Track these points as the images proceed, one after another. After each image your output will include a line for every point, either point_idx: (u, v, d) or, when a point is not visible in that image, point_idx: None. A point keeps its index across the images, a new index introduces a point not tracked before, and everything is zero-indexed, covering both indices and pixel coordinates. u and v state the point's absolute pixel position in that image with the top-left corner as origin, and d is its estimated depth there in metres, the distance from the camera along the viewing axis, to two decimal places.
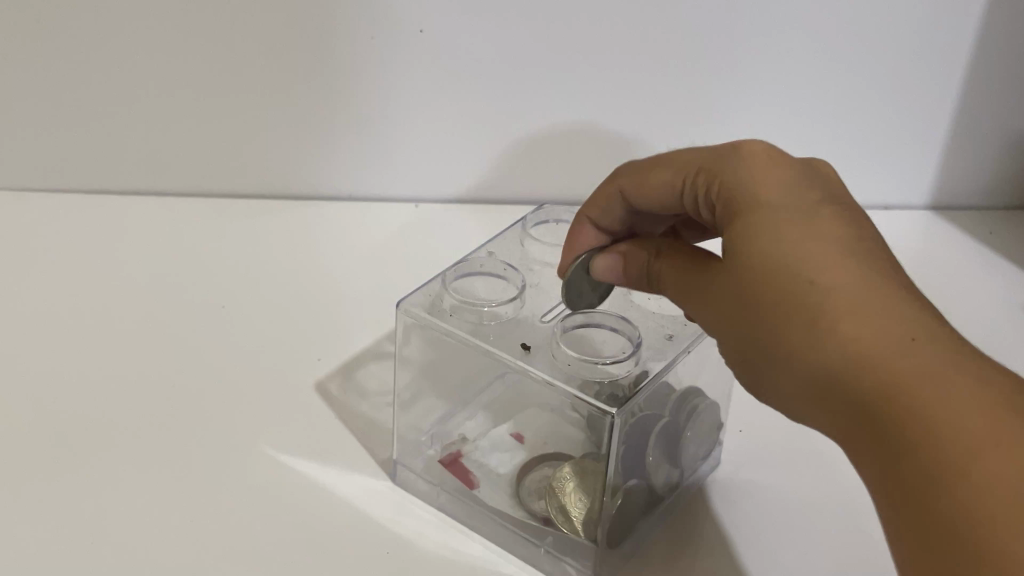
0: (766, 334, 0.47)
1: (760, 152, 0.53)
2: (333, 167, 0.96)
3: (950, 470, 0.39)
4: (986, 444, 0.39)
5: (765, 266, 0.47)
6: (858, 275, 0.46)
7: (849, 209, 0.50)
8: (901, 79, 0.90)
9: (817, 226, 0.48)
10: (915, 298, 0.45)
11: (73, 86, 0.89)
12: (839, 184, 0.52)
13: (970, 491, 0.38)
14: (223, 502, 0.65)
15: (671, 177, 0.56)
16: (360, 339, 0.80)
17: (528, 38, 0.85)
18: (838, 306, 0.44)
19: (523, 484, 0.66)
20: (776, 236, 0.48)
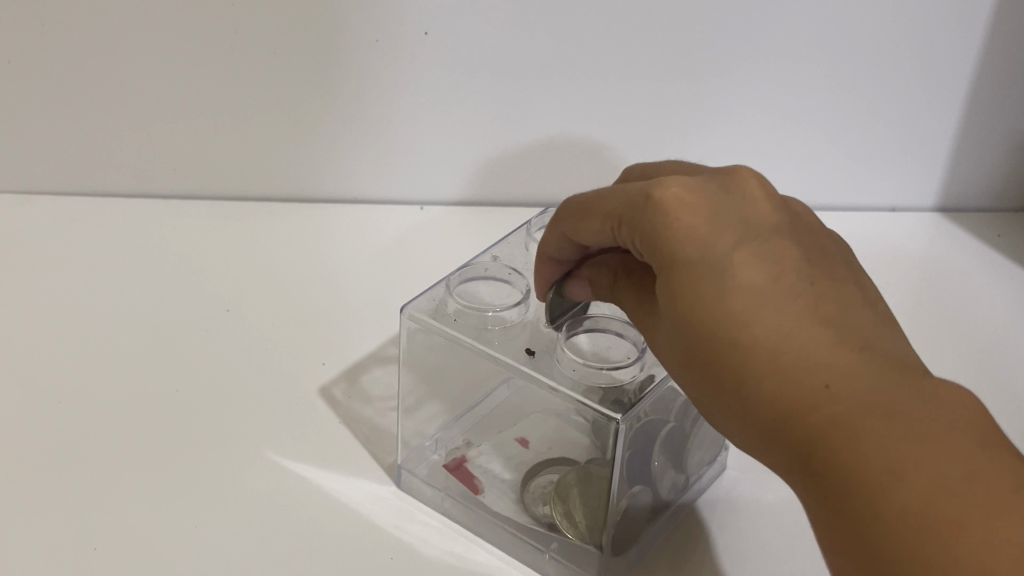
0: (706, 396, 0.49)
1: (669, 190, 0.51)
2: (343, 169, 0.99)
3: (860, 522, 0.40)
4: (885, 491, 0.40)
5: (685, 329, 0.49)
6: (765, 323, 0.46)
7: (761, 232, 0.50)
8: (894, 77, 0.94)
9: (724, 272, 0.48)
10: (823, 329, 0.46)
11: (90, 87, 0.92)
12: (756, 195, 0.52)
13: (880, 542, 0.39)
14: (229, 504, 0.67)
15: (601, 225, 0.56)
16: (366, 342, 0.83)
17: (533, 40, 0.89)
18: (749, 367, 0.46)
19: (528, 488, 0.66)
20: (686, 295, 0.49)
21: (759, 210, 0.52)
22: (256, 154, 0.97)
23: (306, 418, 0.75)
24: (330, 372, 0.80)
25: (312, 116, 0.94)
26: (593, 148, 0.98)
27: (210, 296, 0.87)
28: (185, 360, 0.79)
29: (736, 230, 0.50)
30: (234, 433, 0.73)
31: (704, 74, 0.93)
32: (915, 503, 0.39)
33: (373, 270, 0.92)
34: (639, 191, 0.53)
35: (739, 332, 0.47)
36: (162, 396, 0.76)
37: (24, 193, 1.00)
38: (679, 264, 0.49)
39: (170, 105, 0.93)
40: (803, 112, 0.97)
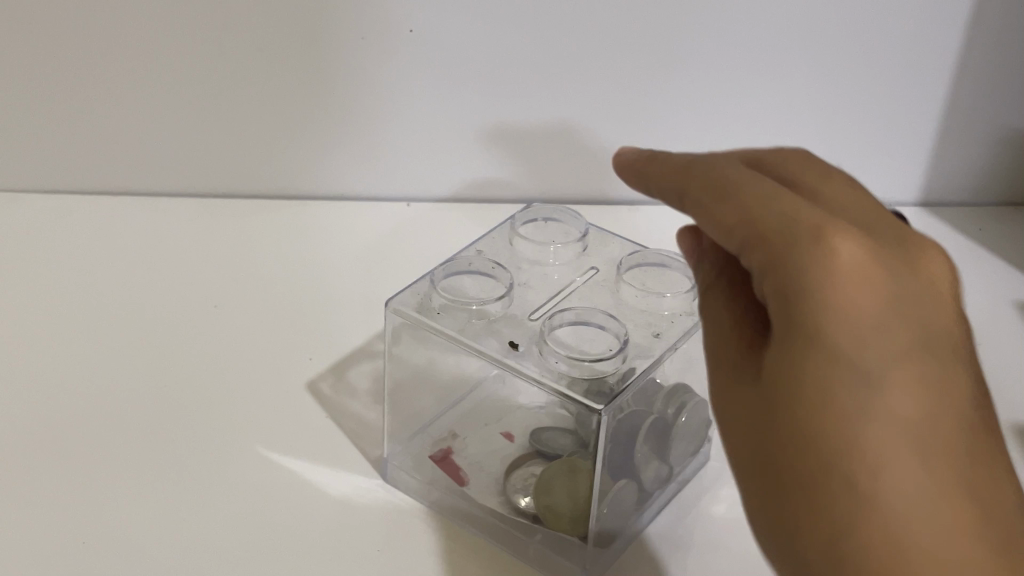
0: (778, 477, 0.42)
1: (845, 249, 0.40)
2: (330, 167, 1.00)
3: None
4: None
5: (801, 415, 0.40)
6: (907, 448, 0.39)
7: (936, 358, 0.41)
8: (878, 73, 0.95)
9: (883, 386, 0.39)
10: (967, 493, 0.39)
11: (77, 85, 0.93)
12: (939, 330, 0.42)
13: None
14: (216, 498, 0.68)
15: (734, 237, 0.45)
16: (352, 338, 0.84)
17: (516, 41, 0.90)
18: (861, 491, 0.39)
19: (509, 481, 0.67)
20: (818, 387, 0.40)
21: (939, 313, 0.43)
22: (243, 152, 0.98)
23: (294, 413, 0.76)
24: (318, 367, 0.80)
25: (300, 113, 0.95)
26: (578, 143, 0.99)
27: (198, 292, 0.87)
28: (174, 357, 0.80)
29: (910, 333, 0.40)
30: (220, 426, 0.74)
31: (689, 71, 0.94)
32: None
33: (360, 266, 0.93)
34: (807, 221, 0.42)
35: (865, 447, 0.39)
36: (149, 391, 0.76)
37: (13, 192, 1.01)
38: (816, 336, 0.40)
39: (160, 103, 0.94)
40: (787, 108, 0.97)
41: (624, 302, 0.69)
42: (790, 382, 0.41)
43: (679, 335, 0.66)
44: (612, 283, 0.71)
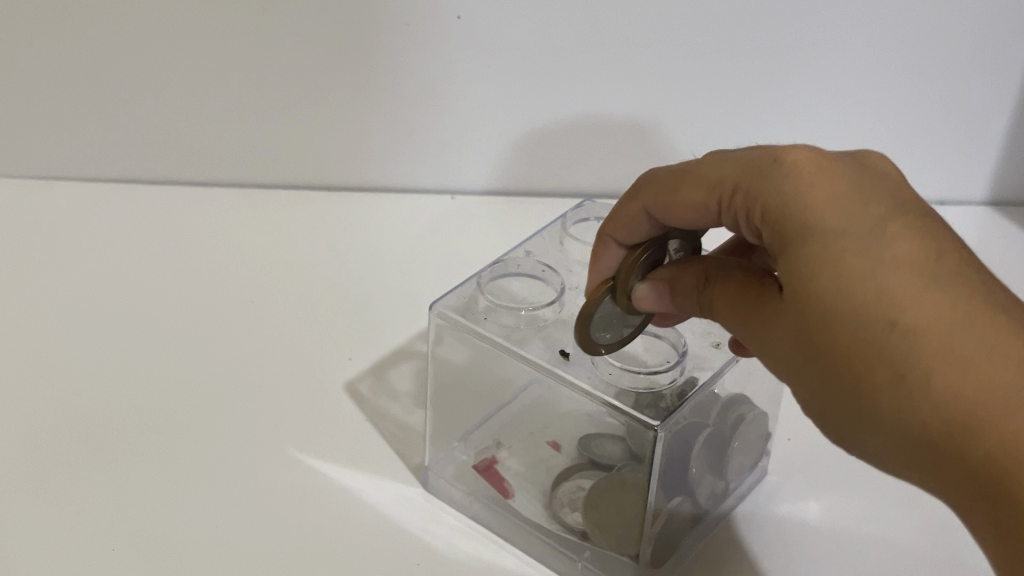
0: (860, 422, 0.43)
1: None
2: (372, 154, 0.97)
3: (892, 407, 0.42)
4: (871, 386, 0.42)
5: (920, 418, 0.41)
6: (929, 394, 0.41)
7: (944, 416, 0.40)
8: (946, 62, 0.91)
9: (923, 381, 0.41)
10: (894, 387, 0.41)
11: (111, 62, 0.90)
12: (958, 412, 0.40)
13: (876, 404, 0.42)
14: (251, 501, 0.65)
15: None
16: (394, 335, 0.81)
17: (568, 31, 0.87)
18: (893, 387, 0.41)
19: (556, 494, 0.63)
20: (906, 396, 0.41)
21: None
22: (283, 137, 0.96)
23: (331, 412, 0.73)
24: (357, 367, 0.77)
25: (341, 99, 0.92)
26: (630, 135, 0.96)
27: (236, 286, 0.86)
28: (209, 352, 0.78)
29: None
30: (259, 425, 0.71)
31: (750, 62, 0.90)
32: (872, 381, 0.42)
33: (407, 261, 0.91)
34: None
35: (930, 409, 0.41)
36: (183, 387, 0.74)
37: (47, 178, 1.00)
38: None
39: (200, 83, 0.92)
40: (847, 99, 0.94)
41: None
42: (833, 387, 0.44)
43: None
44: None
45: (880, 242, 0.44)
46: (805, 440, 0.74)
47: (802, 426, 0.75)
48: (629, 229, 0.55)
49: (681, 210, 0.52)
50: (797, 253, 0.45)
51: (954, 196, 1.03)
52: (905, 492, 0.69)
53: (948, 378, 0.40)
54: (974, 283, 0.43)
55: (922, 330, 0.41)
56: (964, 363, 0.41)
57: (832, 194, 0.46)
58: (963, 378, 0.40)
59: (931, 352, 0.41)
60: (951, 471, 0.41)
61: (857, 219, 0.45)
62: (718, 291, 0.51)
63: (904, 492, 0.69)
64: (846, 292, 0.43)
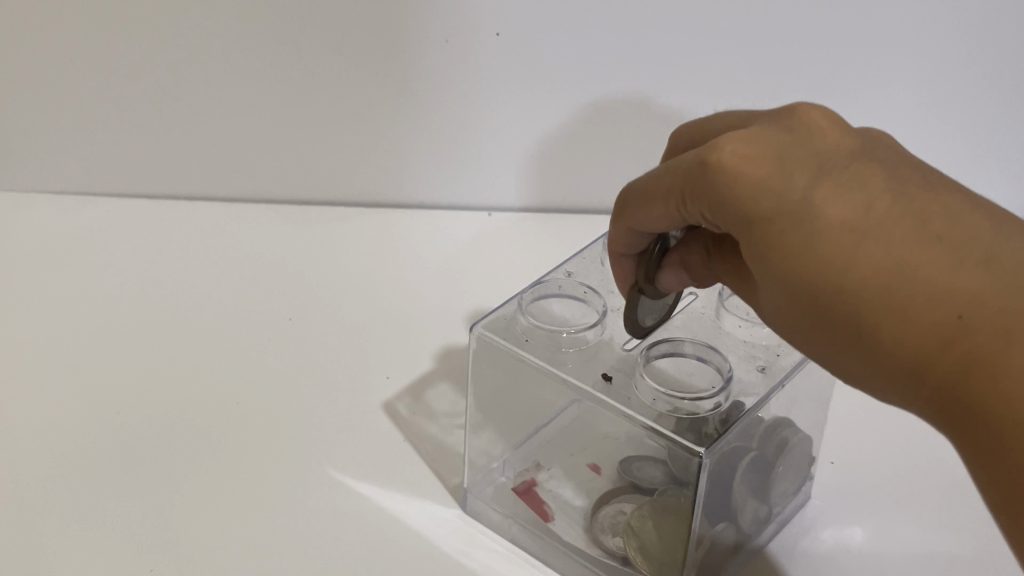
0: (851, 375, 0.44)
1: None
2: (408, 170, 0.97)
3: (869, 360, 0.43)
4: (848, 343, 0.43)
5: (894, 365, 0.42)
6: (893, 342, 0.41)
7: (909, 357, 0.41)
8: (990, 75, 0.90)
9: (885, 333, 0.42)
10: (864, 343, 0.42)
11: (147, 76, 0.90)
12: (918, 352, 0.41)
13: (857, 358, 0.43)
14: (290, 521, 0.65)
15: None
16: (431, 354, 0.80)
17: (606, 47, 0.86)
18: (865, 342, 0.42)
19: (597, 518, 0.63)
20: (877, 349, 0.42)
21: None
22: (319, 153, 0.96)
23: (369, 432, 0.73)
24: (395, 387, 0.77)
25: (376, 116, 0.92)
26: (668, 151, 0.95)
27: (273, 303, 0.85)
28: (248, 371, 0.77)
29: None
30: (295, 445, 0.71)
31: (789, 78, 0.89)
32: (851, 337, 0.43)
33: (446, 278, 0.90)
34: None
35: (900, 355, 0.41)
36: (221, 406, 0.74)
37: (86, 193, 1.01)
38: None
39: (236, 99, 0.92)
40: (888, 115, 0.93)
41: (725, 331, 0.65)
42: (821, 350, 0.45)
43: (786, 371, 0.61)
44: (713, 314, 0.67)
45: (809, 212, 0.44)
46: (848, 463, 0.73)
47: (844, 449, 0.74)
48: (627, 244, 0.57)
49: (655, 224, 0.53)
50: (749, 237, 0.46)
51: None
52: (951, 515, 0.68)
53: (891, 332, 0.41)
54: (912, 219, 0.42)
55: (868, 288, 0.42)
56: (900, 315, 0.41)
57: (762, 171, 0.46)
58: (901, 330, 0.41)
59: (882, 305, 0.41)
60: (927, 408, 0.42)
61: (787, 192, 0.45)
62: (720, 263, 0.53)
63: (950, 514, 0.68)
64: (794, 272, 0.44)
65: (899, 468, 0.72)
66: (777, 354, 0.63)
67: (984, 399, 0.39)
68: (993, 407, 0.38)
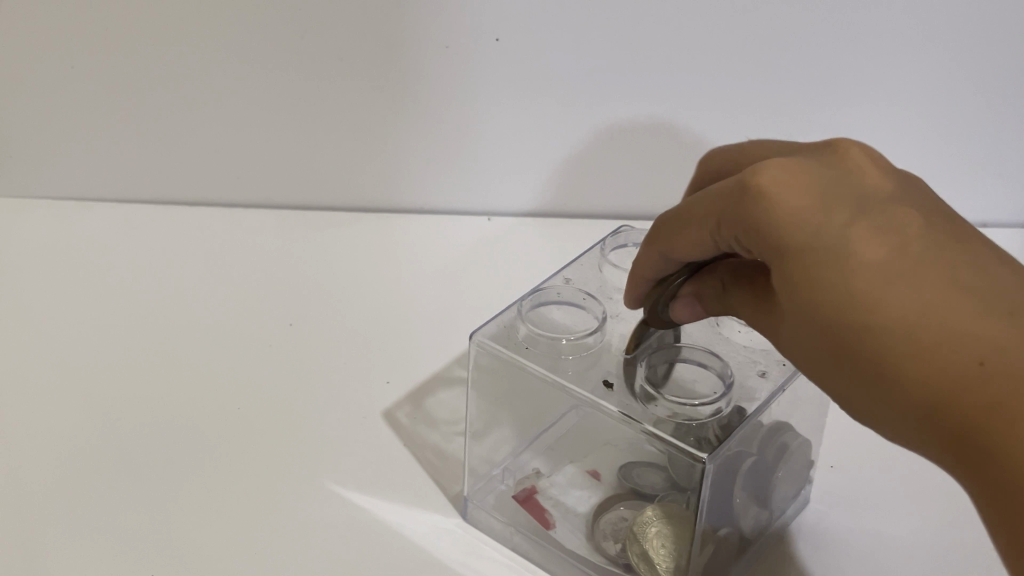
0: (861, 412, 0.43)
1: None
2: (407, 174, 0.97)
3: (882, 397, 0.42)
4: (862, 379, 0.42)
5: (905, 406, 0.41)
6: (907, 381, 0.41)
7: (921, 400, 0.40)
8: (993, 78, 0.90)
9: (900, 372, 0.41)
10: (879, 381, 0.42)
11: (145, 81, 0.90)
12: (933, 396, 0.40)
13: (869, 396, 0.42)
14: (289, 528, 0.64)
15: None
16: (431, 360, 0.80)
17: (606, 52, 0.86)
18: (879, 380, 0.41)
19: (599, 527, 0.62)
20: (890, 389, 0.41)
21: None
22: (318, 159, 0.95)
23: (368, 439, 0.72)
24: (395, 394, 0.76)
25: (375, 121, 0.92)
26: (668, 154, 0.95)
27: (271, 309, 0.85)
28: (247, 378, 0.77)
29: None
30: (294, 452, 0.70)
31: (790, 81, 0.88)
32: (868, 374, 0.42)
33: (446, 283, 0.90)
34: None
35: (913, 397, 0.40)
36: (220, 413, 0.73)
37: (84, 198, 1.00)
38: None
39: (234, 104, 0.91)
40: (890, 119, 0.92)
41: (725, 337, 0.65)
42: (835, 384, 0.44)
43: (787, 376, 0.61)
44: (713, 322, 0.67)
45: (847, 247, 0.43)
46: (850, 468, 0.72)
47: (846, 454, 0.74)
48: (653, 268, 0.57)
49: (685, 248, 0.53)
50: (781, 270, 0.45)
51: (997, 218, 1.01)
52: (954, 519, 0.67)
53: (914, 375, 0.40)
54: (944, 272, 0.42)
55: (893, 328, 0.41)
56: (926, 355, 0.40)
57: (804, 202, 0.45)
58: (926, 373, 0.40)
59: (904, 344, 0.41)
60: (933, 453, 0.41)
61: (824, 225, 0.44)
62: (736, 295, 0.52)
63: (953, 519, 0.67)
64: (822, 307, 0.43)
65: (902, 473, 0.72)
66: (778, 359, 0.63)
67: (994, 450, 0.38)
68: (1002, 458, 0.37)
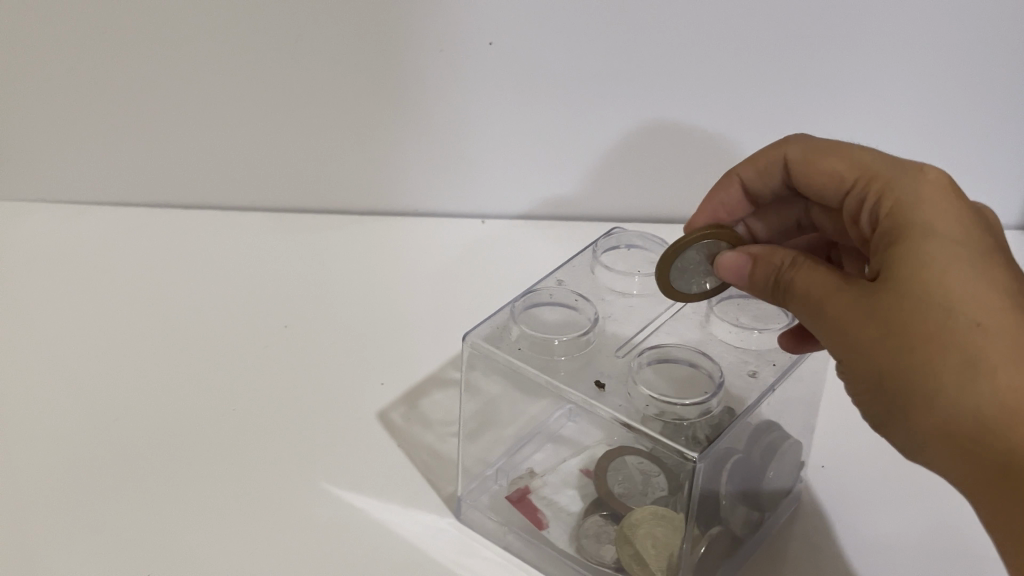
0: (909, 404, 0.44)
1: None
2: (402, 178, 0.98)
3: (948, 393, 0.42)
4: (930, 369, 0.43)
5: (974, 413, 0.42)
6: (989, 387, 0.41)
7: (997, 411, 0.41)
8: (985, 82, 0.90)
9: (984, 376, 0.42)
10: (952, 376, 0.42)
11: (142, 85, 0.90)
12: (1011, 411, 0.41)
13: (932, 389, 0.43)
14: (285, 529, 0.65)
15: None
16: (425, 361, 0.80)
17: (601, 56, 0.87)
18: (953, 376, 0.42)
19: (589, 527, 0.62)
20: (964, 390, 0.42)
21: None
22: (315, 162, 0.96)
23: (364, 440, 0.73)
24: (389, 395, 0.77)
25: (372, 125, 0.92)
26: (662, 157, 0.95)
27: (267, 311, 0.86)
28: (243, 380, 0.77)
29: None
30: (290, 454, 0.71)
31: (783, 85, 0.89)
32: (945, 364, 0.42)
33: (442, 284, 0.91)
34: None
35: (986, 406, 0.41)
36: (216, 415, 0.74)
37: (81, 201, 1.01)
38: None
39: (231, 108, 0.92)
40: (882, 123, 0.93)
41: (716, 337, 0.65)
42: (891, 367, 0.44)
43: (777, 376, 0.62)
44: (704, 321, 0.67)
45: (969, 249, 0.45)
46: (840, 466, 0.73)
47: (837, 453, 0.74)
48: (762, 175, 0.60)
49: (817, 173, 0.56)
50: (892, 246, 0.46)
51: None
52: (944, 517, 0.68)
53: (996, 383, 0.41)
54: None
55: (994, 334, 0.42)
56: (1013, 368, 0.41)
57: (939, 199, 0.48)
58: (992, 388, 0.41)
59: (998, 351, 0.42)
60: (982, 466, 0.42)
61: (947, 227, 0.46)
62: (802, 270, 0.50)
63: (943, 516, 0.68)
64: (905, 285, 0.44)
65: (891, 472, 0.72)
66: (768, 359, 0.63)
67: None
68: None
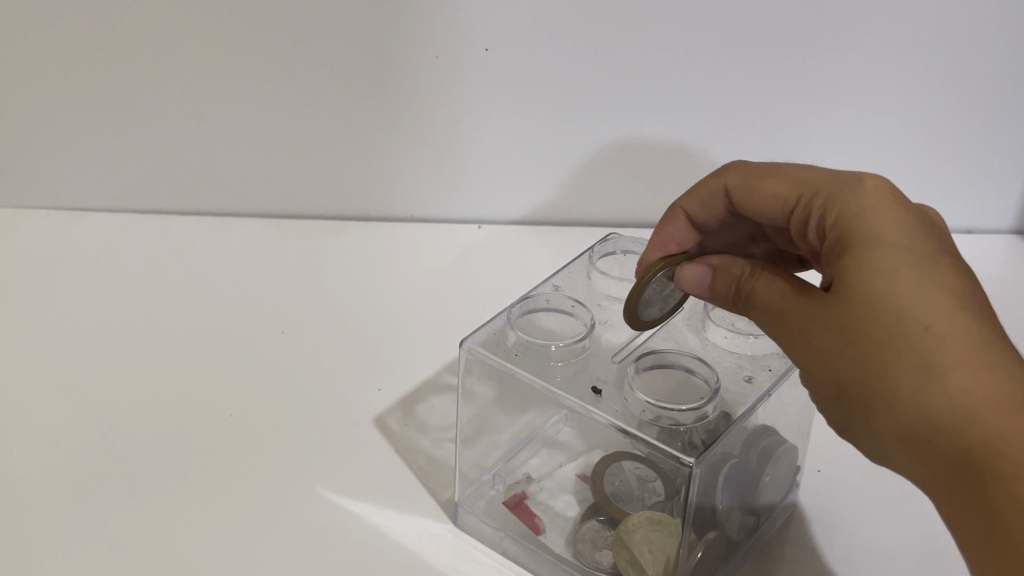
0: (874, 412, 0.44)
1: None
2: (399, 184, 0.98)
3: (906, 398, 0.42)
4: (891, 377, 0.43)
5: (929, 416, 0.42)
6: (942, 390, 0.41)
7: (953, 414, 0.41)
8: (980, 89, 0.91)
9: (939, 378, 0.41)
10: (909, 382, 0.42)
11: (138, 90, 0.90)
12: (965, 413, 0.41)
13: (893, 396, 0.43)
14: (282, 534, 0.65)
15: None
16: (422, 367, 0.81)
17: (597, 61, 0.87)
18: (909, 383, 0.42)
19: (587, 533, 0.63)
20: (920, 395, 0.42)
21: None
22: (311, 168, 0.96)
23: (361, 446, 0.73)
24: (386, 401, 0.77)
25: (368, 130, 0.92)
26: (658, 163, 0.96)
27: (264, 317, 0.86)
28: (240, 386, 0.77)
29: None
30: (287, 459, 0.71)
31: (779, 91, 0.89)
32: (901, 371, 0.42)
33: (438, 291, 0.91)
34: None
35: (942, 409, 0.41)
36: (214, 420, 0.74)
37: (77, 207, 1.01)
38: None
39: (227, 113, 0.92)
40: (878, 129, 0.93)
41: (713, 342, 0.66)
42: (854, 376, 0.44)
43: (773, 381, 0.62)
44: (699, 325, 0.67)
45: (918, 256, 0.45)
46: (836, 472, 0.73)
47: (833, 459, 0.74)
48: (703, 202, 0.60)
49: (758, 198, 0.56)
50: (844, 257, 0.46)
51: (982, 225, 1.03)
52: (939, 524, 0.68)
53: (949, 386, 0.41)
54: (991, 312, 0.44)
55: (946, 338, 0.42)
56: (966, 370, 0.41)
57: (887, 209, 0.48)
58: (939, 388, 0.41)
59: (951, 355, 0.42)
60: (945, 470, 0.42)
61: (896, 235, 0.46)
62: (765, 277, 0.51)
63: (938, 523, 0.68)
64: (856, 297, 0.44)
65: (887, 478, 0.73)
66: (766, 365, 0.63)
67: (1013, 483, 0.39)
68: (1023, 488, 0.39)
